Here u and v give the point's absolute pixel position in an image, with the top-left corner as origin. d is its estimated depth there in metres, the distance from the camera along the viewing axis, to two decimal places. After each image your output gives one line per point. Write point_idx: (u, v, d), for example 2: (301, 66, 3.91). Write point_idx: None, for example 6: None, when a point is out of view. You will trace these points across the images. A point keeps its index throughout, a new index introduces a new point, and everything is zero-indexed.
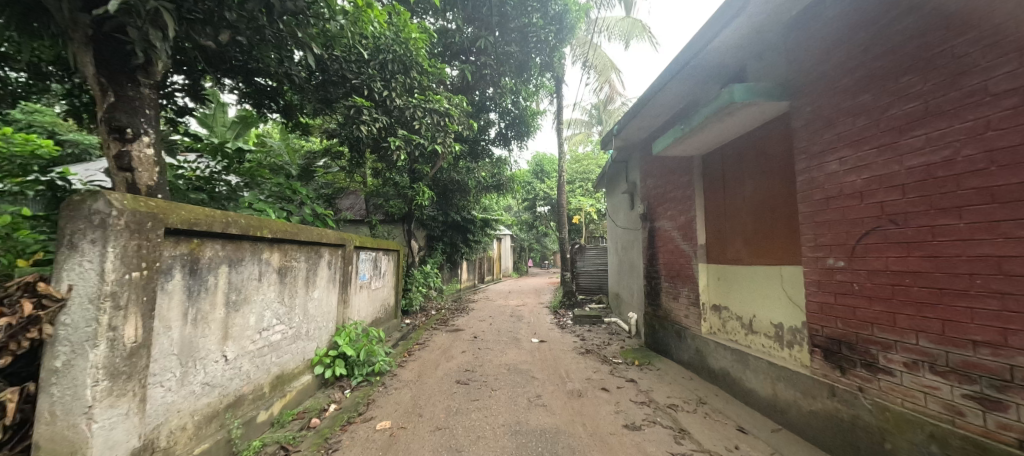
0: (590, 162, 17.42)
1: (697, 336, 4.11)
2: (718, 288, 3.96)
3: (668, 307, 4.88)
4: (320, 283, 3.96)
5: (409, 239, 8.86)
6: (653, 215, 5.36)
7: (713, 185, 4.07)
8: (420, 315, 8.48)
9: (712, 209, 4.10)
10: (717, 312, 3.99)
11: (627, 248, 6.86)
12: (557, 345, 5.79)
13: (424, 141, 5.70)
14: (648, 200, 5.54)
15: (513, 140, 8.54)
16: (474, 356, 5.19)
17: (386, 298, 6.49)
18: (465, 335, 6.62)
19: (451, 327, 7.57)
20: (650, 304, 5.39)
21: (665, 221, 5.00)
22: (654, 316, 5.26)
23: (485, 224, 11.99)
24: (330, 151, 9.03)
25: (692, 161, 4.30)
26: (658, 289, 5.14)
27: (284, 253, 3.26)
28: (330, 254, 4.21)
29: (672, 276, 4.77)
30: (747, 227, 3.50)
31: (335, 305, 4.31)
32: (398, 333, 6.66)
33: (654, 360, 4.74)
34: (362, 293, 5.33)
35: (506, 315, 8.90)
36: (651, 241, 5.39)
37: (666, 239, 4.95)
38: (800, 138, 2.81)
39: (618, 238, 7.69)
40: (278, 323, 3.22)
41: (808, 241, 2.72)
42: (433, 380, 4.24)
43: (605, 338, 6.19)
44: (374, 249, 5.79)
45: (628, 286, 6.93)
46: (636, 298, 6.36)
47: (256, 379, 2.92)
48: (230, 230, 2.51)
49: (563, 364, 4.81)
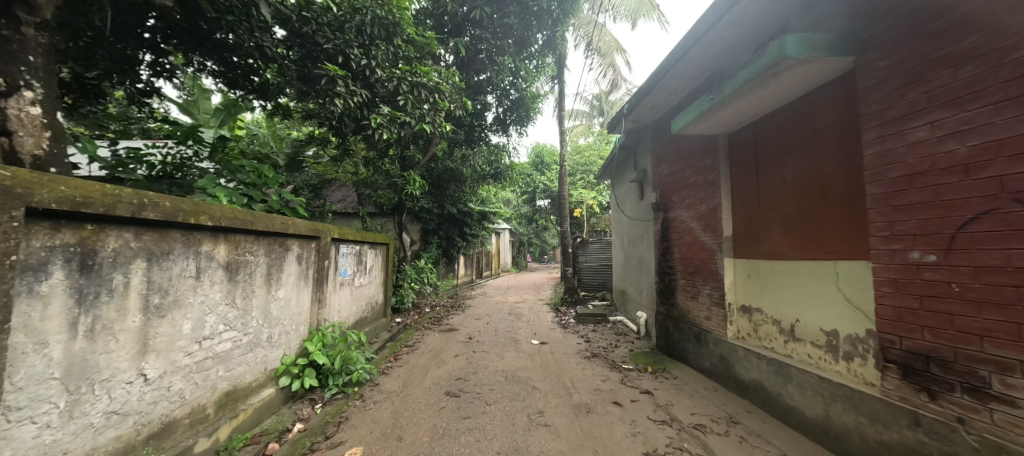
0: (591, 153, 16.80)
1: (723, 341, 3.58)
2: (748, 286, 3.42)
3: (685, 307, 4.33)
4: (287, 281, 3.41)
5: (401, 231, 8.28)
6: (668, 204, 4.79)
7: (741, 168, 3.52)
8: (413, 313, 7.94)
9: (740, 195, 3.55)
10: (746, 314, 3.45)
11: (636, 241, 6.30)
12: (560, 348, 5.25)
13: (411, 120, 5.04)
14: (661, 189, 4.99)
15: (512, 126, 7.95)
16: (467, 361, 4.66)
17: (373, 296, 5.93)
18: (459, 336, 6.09)
19: (445, 326, 7.03)
20: (663, 303, 4.86)
21: (682, 211, 4.44)
22: (667, 316, 4.73)
23: (482, 217, 11.42)
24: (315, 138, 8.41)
25: (716, 141, 3.74)
26: (673, 287, 4.60)
27: (235, 244, 2.71)
28: (300, 247, 3.63)
29: (690, 272, 4.22)
30: (789, 215, 2.95)
31: (307, 305, 3.76)
32: (386, 333, 6.11)
33: (670, 366, 4.21)
34: (343, 292, 4.76)
35: (504, 313, 8.36)
36: (665, 234, 4.83)
37: (683, 231, 4.40)
38: (869, 102, 2.25)
39: (625, 229, 7.13)
40: (227, 329, 2.67)
41: (878, 230, 2.18)
42: (419, 392, 3.70)
43: (613, 339, 5.65)
44: (357, 243, 5.23)
45: (635, 282, 6.38)
46: (645, 296, 5.82)
47: (195, 400, 2.38)
48: (146, 214, 1.95)
49: (567, 371, 4.27)
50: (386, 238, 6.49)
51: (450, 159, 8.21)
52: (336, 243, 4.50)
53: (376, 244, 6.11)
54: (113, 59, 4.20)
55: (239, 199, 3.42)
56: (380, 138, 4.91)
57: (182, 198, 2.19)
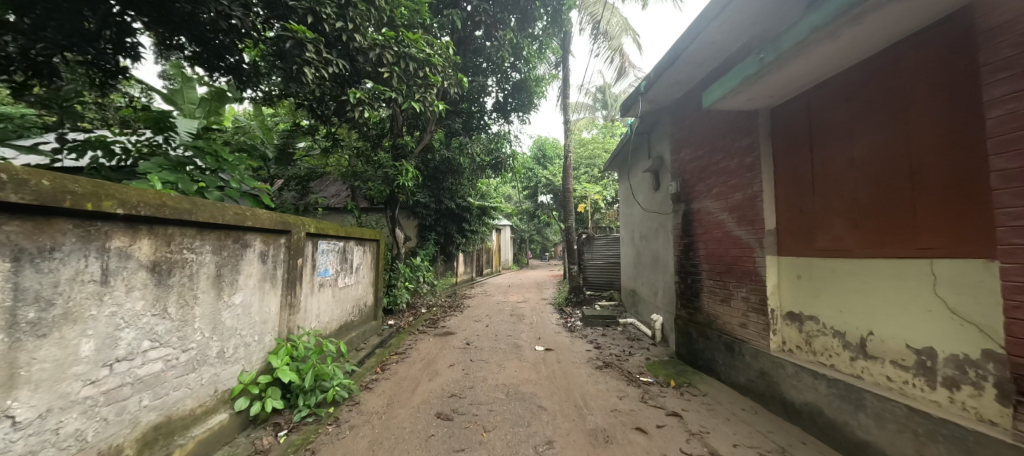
0: (596, 146, 16.12)
1: (764, 354, 3.03)
2: (798, 290, 2.85)
3: (712, 312, 3.77)
4: (246, 283, 2.85)
5: (394, 226, 7.70)
6: (690, 194, 4.22)
7: (788, 147, 2.95)
8: (407, 315, 7.40)
9: (785, 180, 2.98)
10: (795, 322, 2.90)
11: (650, 236, 5.71)
12: (568, 356, 4.70)
13: (397, 96, 4.48)
14: (681, 178, 4.41)
15: (514, 113, 7.36)
16: (463, 372, 4.10)
17: (360, 297, 5.37)
18: (455, 341, 5.54)
19: (441, 329, 6.49)
20: (685, 306, 4.29)
21: (708, 201, 3.86)
22: (691, 322, 4.16)
23: (481, 212, 10.82)
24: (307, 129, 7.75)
25: (755, 118, 3.18)
26: (697, 288, 4.03)
27: (165, 239, 2.14)
28: (264, 244, 3.07)
29: (719, 272, 3.65)
30: (858, 202, 2.38)
31: (273, 311, 3.20)
32: (375, 338, 5.56)
33: (697, 380, 3.65)
34: (323, 294, 4.19)
35: (505, 314, 7.81)
36: (687, 228, 4.26)
37: (709, 224, 3.82)
38: (995, 48, 1.69)
39: (636, 224, 6.54)
40: (157, 347, 2.12)
41: (1014, 217, 1.61)
42: (406, 413, 3.14)
43: (626, 345, 5.09)
44: (341, 238, 4.67)
45: (649, 281, 5.81)
46: (661, 298, 5.25)
47: (104, 441, 1.84)
48: (4, 195, 1.40)
49: (578, 386, 3.71)
50: (376, 233, 5.92)
51: (444, 145, 7.66)
52: (313, 239, 3.94)
53: (364, 240, 5.55)
54: (64, 31, 3.64)
55: (192, 186, 2.86)
56: (360, 115, 4.34)
57: (72, 175, 1.65)
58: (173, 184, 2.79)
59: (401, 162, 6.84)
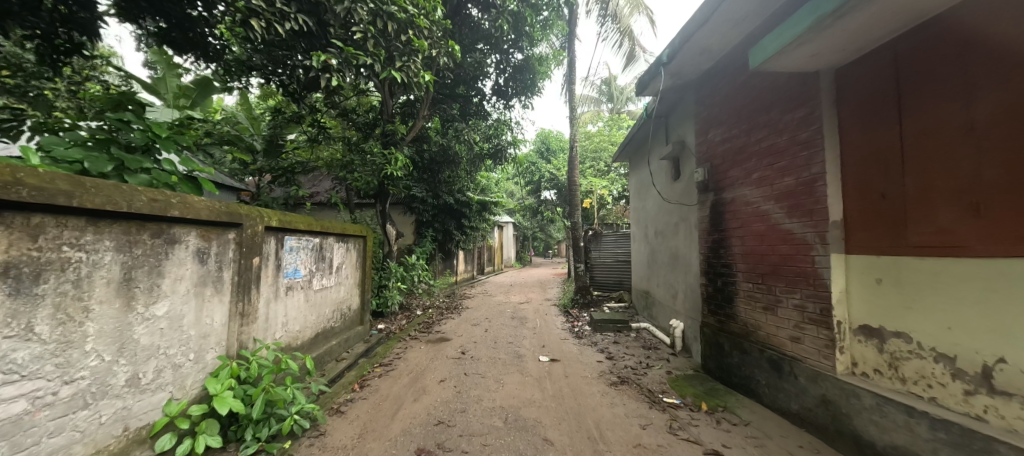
0: (602, 139, 15.36)
1: (827, 378, 2.42)
2: (878, 298, 2.23)
3: (752, 321, 3.14)
4: (173, 289, 2.26)
5: (384, 221, 7.08)
6: (721, 180, 3.59)
7: (862, 116, 2.33)
8: (400, 318, 6.82)
9: (858, 157, 2.35)
10: (871, 339, 2.28)
11: (668, 231, 5.08)
12: (577, 369, 4.09)
13: (373, 63, 3.92)
14: (709, 163, 3.78)
15: (517, 97, 6.72)
16: (455, 391, 3.48)
17: (342, 300, 4.78)
18: (449, 349, 4.92)
19: (435, 334, 5.90)
20: (714, 312, 3.67)
21: (744, 189, 3.24)
22: (722, 331, 3.54)
23: (481, 207, 10.29)
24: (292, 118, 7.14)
25: (816, 82, 2.54)
26: (730, 292, 3.41)
27: (29, 233, 1.59)
28: (204, 239, 2.48)
29: (761, 273, 3.02)
30: (983, 181, 1.75)
31: (217, 323, 2.60)
32: (360, 346, 4.97)
33: (735, 404, 3.03)
34: (292, 299, 3.59)
35: (507, 316, 7.20)
36: (717, 220, 3.63)
37: (748, 216, 3.19)
38: None
39: (651, 219, 5.91)
40: (15, 381, 1.55)
41: None
42: (380, 447, 2.55)
43: (642, 355, 4.48)
44: (317, 234, 4.06)
45: (666, 283, 5.18)
46: (681, 301, 4.61)
47: None
48: None
49: (591, 410, 3.09)
50: (362, 229, 5.32)
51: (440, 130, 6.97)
52: (277, 234, 3.33)
53: (347, 237, 4.94)
54: None
55: (106, 166, 2.24)
56: (330, 85, 3.78)
57: None
58: (75, 161, 2.20)
59: (391, 150, 6.21)
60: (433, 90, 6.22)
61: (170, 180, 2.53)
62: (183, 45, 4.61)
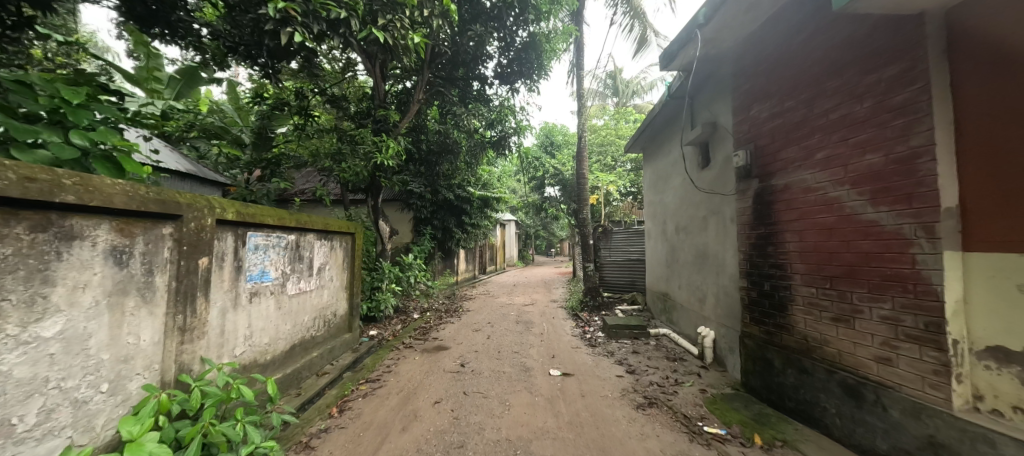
0: (608, 133, 14.66)
1: (938, 416, 1.85)
2: (1020, 311, 1.66)
3: (816, 335, 2.55)
4: (72, 301, 1.69)
5: (377, 217, 6.48)
6: (769, 163, 3.00)
7: (994, 67, 1.75)
8: (394, 322, 6.25)
9: (986, 123, 1.78)
10: (1007, 367, 1.72)
11: (694, 226, 4.48)
12: (595, 386, 3.51)
13: (349, 14, 3.51)
14: (751, 143, 3.20)
15: (522, 81, 6.14)
16: (452, 417, 2.91)
17: (325, 305, 4.21)
18: (447, 360, 4.35)
19: (432, 341, 5.33)
20: (760, 322, 3.09)
21: (803, 173, 2.65)
22: (772, 345, 2.95)
23: (482, 203, 9.72)
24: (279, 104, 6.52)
25: (919, 29, 1.96)
26: (784, 297, 2.82)
27: None
28: (123, 234, 1.92)
29: (830, 275, 2.44)
30: None
31: (145, 341, 2.04)
32: (346, 357, 4.40)
33: (797, 437, 2.45)
34: (258, 307, 3.00)
35: (511, 320, 6.63)
36: (764, 212, 3.04)
37: (809, 206, 2.60)
38: None
39: (670, 213, 5.32)
40: None
41: None
42: None
43: (668, 368, 3.90)
44: (292, 231, 3.49)
45: (691, 284, 4.58)
46: (712, 306, 4.02)
47: None
48: None
49: (618, 443, 2.52)
50: (347, 224, 4.70)
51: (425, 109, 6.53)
52: (237, 229, 2.76)
53: (332, 234, 4.36)
54: None
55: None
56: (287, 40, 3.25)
57: None
58: None
59: (384, 137, 5.60)
60: (429, 70, 5.64)
61: (79, 158, 1.96)
62: (148, 19, 4.08)
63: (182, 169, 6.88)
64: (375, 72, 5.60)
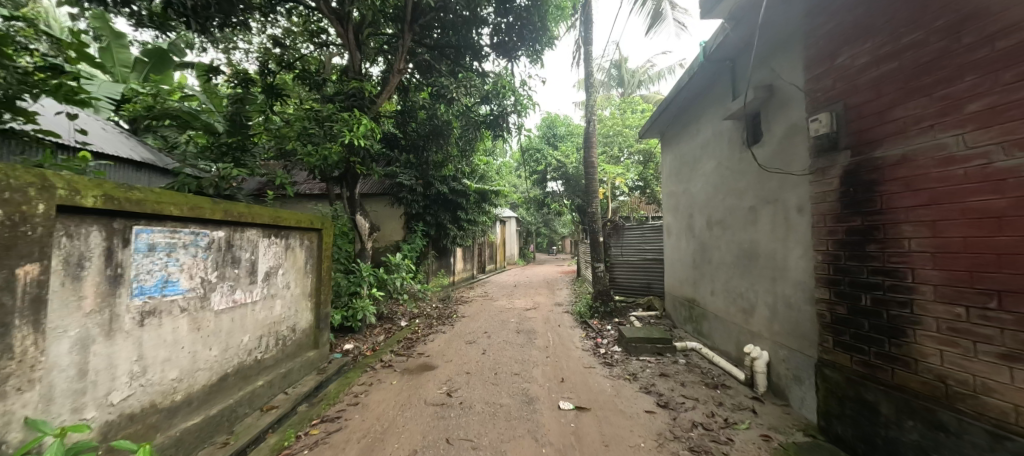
0: (615, 122, 13.56)
1: None
2: None
3: (964, 377, 1.71)
4: None
5: (354, 211, 5.59)
6: (869, 127, 2.15)
7: None
8: (376, 333, 5.42)
9: None
10: None
11: (735, 219, 3.62)
12: (621, 429, 2.66)
13: None
14: (836, 103, 2.35)
15: (523, 51, 5.27)
16: None
17: (279, 319, 3.39)
18: (431, 386, 3.52)
19: (417, 357, 4.50)
20: (852, 349, 2.24)
21: (940, 136, 1.79)
22: (876, 383, 2.11)
23: (479, 197, 8.86)
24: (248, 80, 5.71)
25: None
26: (900, 317, 1.98)
27: None
28: None
29: (997, 289, 1.60)
30: None
31: None
32: (306, 382, 3.57)
33: None
34: (154, 329, 2.16)
35: (510, 329, 5.81)
36: (861, 197, 2.19)
37: (951, 184, 1.75)
38: None
39: (700, 204, 4.47)
40: None
41: None
42: None
43: (710, 399, 3.05)
44: (219, 225, 2.64)
45: (732, 290, 3.71)
46: (763, 321, 3.17)
47: None
48: None
49: None
50: (308, 217, 3.79)
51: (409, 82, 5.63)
52: (110, 220, 1.92)
53: (288, 231, 3.52)
54: None
55: None
56: None
57: None
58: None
59: (357, 113, 4.70)
60: (410, 31, 4.76)
61: None
62: None
63: (135, 157, 6.06)
64: (348, 37, 4.71)
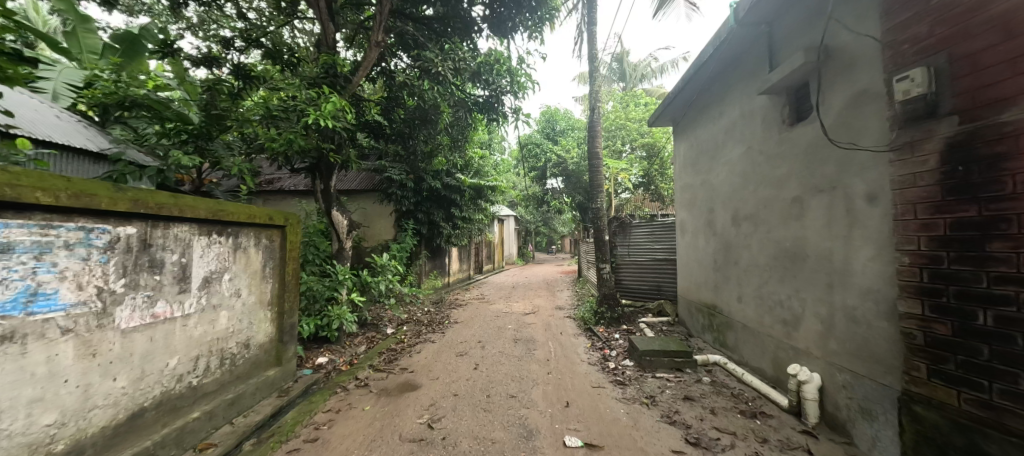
0: (618, 115, 12.71)
1: None
2: None
3: None
4: None
5: (331, 207, 4.90)
6: (989, 82, 1.56)
7: None
8: (356, 343, 4.83)
9: None
10: None
11: (772, 213, 3.05)
12: None
13: None
14: (933, 55, 1.76)
15: (520, 24, 4.70)
16: None
17: (226, 333, 2.81)
18: (410, 414, 2.94)
19: (399, 373, 3.91)
20: (960, 382, 1.68)
21: None
22: (1003, 432, 1.54)
23: (475, 193, 8.25)
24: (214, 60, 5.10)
25: None
26: None
27: None
28: None
29: None
30: None
31: None
32: (262, 408, 2.99)
33: None
34: (10, 362, 1.57)
35: (508, 337, 5.23)
36: (975, 178, 1.61)
37: None
38: None
39: (724, 196, 3.90)
40: None
41: None
42: None
43: (751, 433, 2.48)
44: (130, 219, 2.07)
45: (767, 298, 3.14)
46: (814, 336, 2.60)
47: None
48: None
49: None
50: (261, 209, 3.13)
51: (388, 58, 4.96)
52: None
53: (239, 228, 2.93)
54: None
55: None
56: None
57: None
58: None
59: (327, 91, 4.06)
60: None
61: None
62: None
63: (89, 146, 5.45)
64: (320, 6, 4.12)
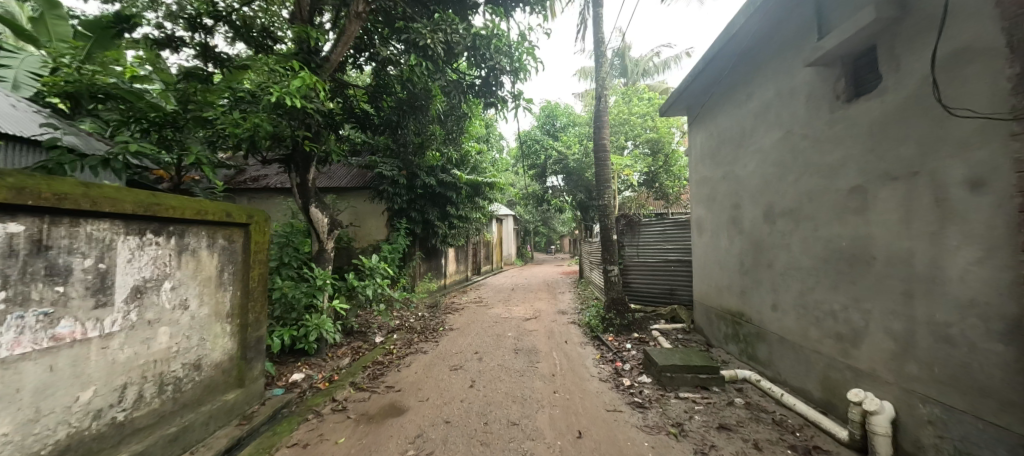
0: (620, 110, 12.25)
1: None
2: None
3: None
4: None
5: (309, 203, 4.31)
6: None
7: None
8: (339, 355, 4.34)
9: None
10: None
11: (820, 207, 2.58)
12: None
13: None
14: None
15: None
16: None
17: (169, 354, 2.33)
18: (392, 448, 2.46)
19: (385, 392, 3.43)
20: None
21: None
22: None
23: (472, 191, 7.77)
24: (194, 36, 4.49)
25: None
26: None
27: None
28: None
29: None
30: None
31: None
32: (216, 441, 2.51)
33: None
34: None
35: (508, 347, 4.76)
36: None
37: None
38: None
39: (753, 190, 3.43)
40: None
41: None
42: None
43: None
44: (14, 214, 1.59)
45: (813, 307, 2.67)
46: (883, 357, 2.13)
47: None
48: None
49: None
50: (217, 205, 2.63)
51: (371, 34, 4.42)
52: None
53: (186, 226, 2.44)
54: None
55: None
56: None
57: None
58: None
59: (299, 65, 3.51)
60: None
61: None
62: None
63: (28, 133, 4.75)
64: None
